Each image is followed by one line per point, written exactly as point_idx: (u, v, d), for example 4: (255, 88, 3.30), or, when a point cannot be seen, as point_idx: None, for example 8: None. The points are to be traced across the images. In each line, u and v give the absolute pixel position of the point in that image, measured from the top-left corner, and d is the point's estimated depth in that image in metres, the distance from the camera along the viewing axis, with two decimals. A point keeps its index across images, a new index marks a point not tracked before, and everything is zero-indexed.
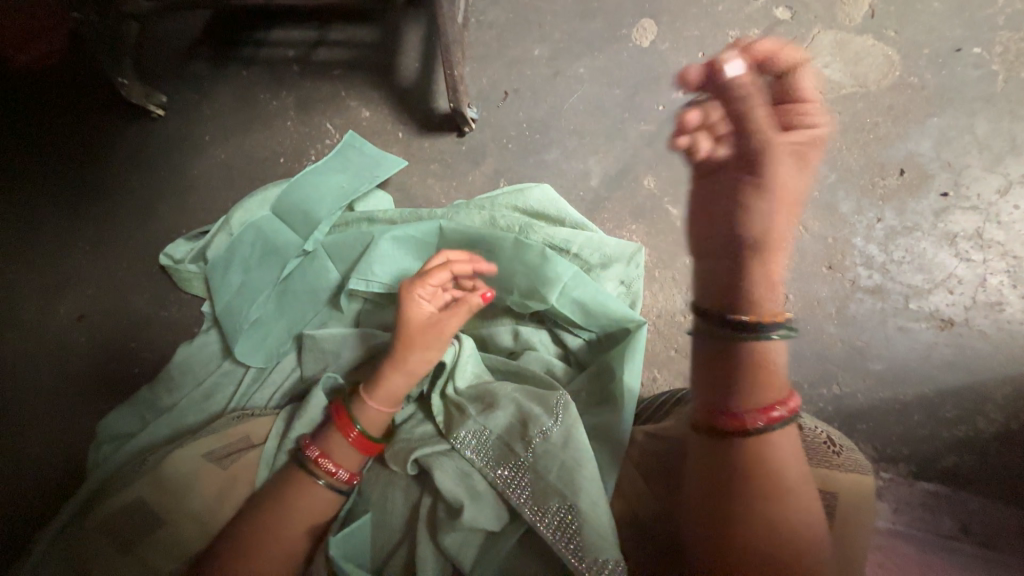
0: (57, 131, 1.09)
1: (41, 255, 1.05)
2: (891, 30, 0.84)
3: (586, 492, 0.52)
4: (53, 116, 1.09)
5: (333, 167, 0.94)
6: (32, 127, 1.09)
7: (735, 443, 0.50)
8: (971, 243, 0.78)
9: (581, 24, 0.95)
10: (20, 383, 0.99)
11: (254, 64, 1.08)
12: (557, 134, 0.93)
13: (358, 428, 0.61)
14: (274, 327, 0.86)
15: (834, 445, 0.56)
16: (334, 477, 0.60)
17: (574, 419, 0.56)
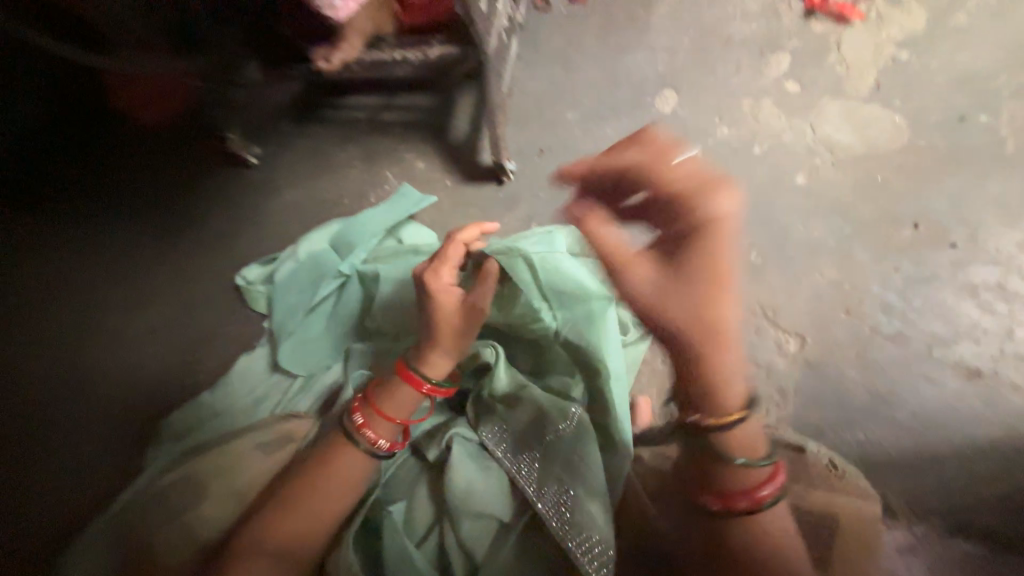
0: (168, 175, 1.31)
1: (139, 273, 1.24)
2: (897, 100, 0.92)
3: (585, 489, 0.61)
4: (166, 160, 1.31)
5: (388, 209, 1.08)
6: (148, 167, 1.31)
7: (714, 520, 0.51)
8: (993, 294, 0.79)
9: (610, 93, 1.09)
10: (108, 382, 1.15)
11: (331, 124, 1.28)
12: (585, 184, 1.04)
13: (428, 382, 0.68)
14: (323, 343, 0.97)
15: (835, 469, 0.59)
16: (369, 442, 0.66)
17: (585, 426, 0.66)
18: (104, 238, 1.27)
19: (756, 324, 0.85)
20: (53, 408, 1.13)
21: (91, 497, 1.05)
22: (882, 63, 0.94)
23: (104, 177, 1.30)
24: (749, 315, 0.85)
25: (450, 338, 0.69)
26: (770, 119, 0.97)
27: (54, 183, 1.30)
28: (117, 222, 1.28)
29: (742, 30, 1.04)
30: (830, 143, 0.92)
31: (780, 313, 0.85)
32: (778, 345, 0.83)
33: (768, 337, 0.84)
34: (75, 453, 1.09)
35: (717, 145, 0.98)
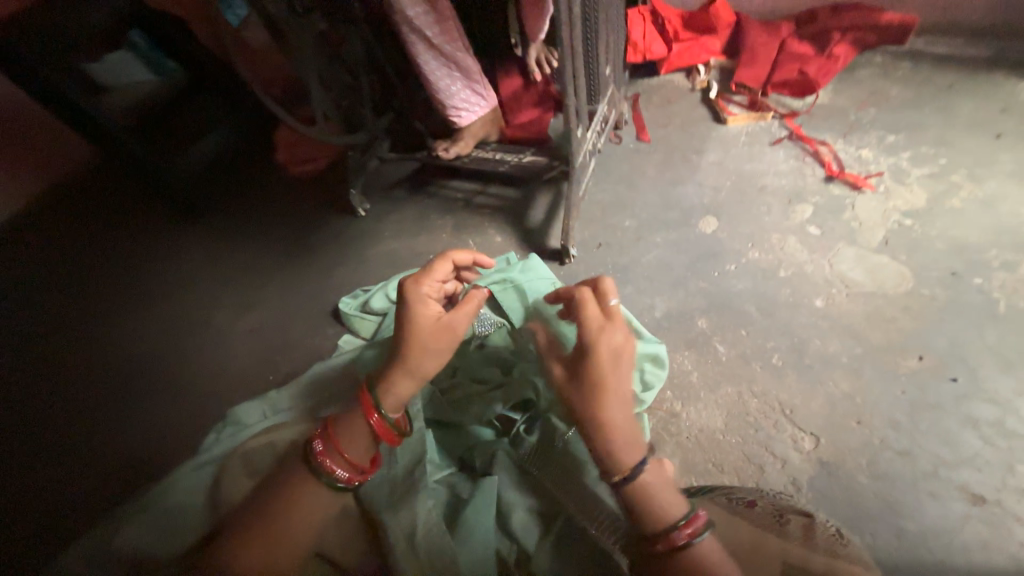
0: (292, 213, 1.64)
1: (248, 283, 1.50)
2: (902, 254, 1.11)
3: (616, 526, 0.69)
4: (297, 204, 1.66)
5: None
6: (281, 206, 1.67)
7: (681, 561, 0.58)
8: (994, 430, 0.89)
9: (663, 210, 1.34)
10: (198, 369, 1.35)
11: (432, 197, 1.60)
12: (634, 276, 1.25)
13: (380, 412, 0.73)
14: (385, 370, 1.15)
15: (840, 537, 0.65)
16: (338, 476, 0.69)
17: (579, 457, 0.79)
18: (229, 252, 1.57)
19: (772, 417, 0.97)
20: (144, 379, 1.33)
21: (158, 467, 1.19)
22: (889, 224, 1.16)
23: (242, 209, 1.67)
24: (767, 409, 0.98)
25: (419, 361, 0.75)
26: (794, 252, 1.18)
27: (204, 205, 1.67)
28: (244, 242, 1.59)
29: (774, 182, 1.31)
30: (844, 278, 1.11)
31: (796, 413, 0.97)
32: (793, 441, 0.94)
33: (784, 432, 0.95)
34: (155, 425, 1.26)
35: (748, 264, 1.19)
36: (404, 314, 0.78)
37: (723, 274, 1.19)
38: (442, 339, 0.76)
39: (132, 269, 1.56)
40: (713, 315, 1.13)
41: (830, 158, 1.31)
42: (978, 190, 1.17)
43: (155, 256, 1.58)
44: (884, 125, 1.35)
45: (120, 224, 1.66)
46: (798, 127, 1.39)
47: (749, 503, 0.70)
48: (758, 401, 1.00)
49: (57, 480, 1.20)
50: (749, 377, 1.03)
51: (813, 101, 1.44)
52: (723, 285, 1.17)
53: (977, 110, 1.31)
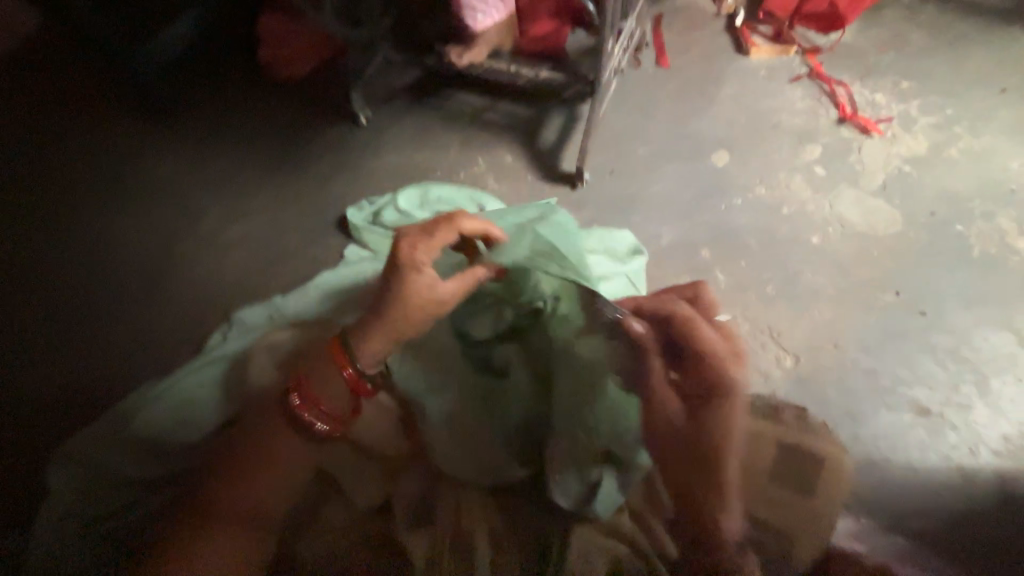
0: (282, 117, 1.54)
1: (240, 186, 1.44)
2: (896, 199, 1.18)
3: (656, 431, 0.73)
4: (287, 104, 1.55)
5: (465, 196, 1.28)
6: (271, 105, 1.55)
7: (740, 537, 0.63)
8: (947, 356, 1.01)
9: (677, 140, 1.34)
10: (193, 272, 1.32)
11: (439, 109, 1.52)
12: (643, 204, 1.27)
13: (353, 367, 0.75)
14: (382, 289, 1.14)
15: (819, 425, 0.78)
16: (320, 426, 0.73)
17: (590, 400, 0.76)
18: (216, 151, 1.48)
19: (760, 339, 1.06)
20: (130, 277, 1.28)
21: (164, 363, 1.21)
22: (889, 170, 1.21)
23: (224, 108, 1.55)
24: (756, 332, 1.07)
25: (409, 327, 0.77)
26: (798, 190, 1.22)
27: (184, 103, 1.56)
28: (232, 143, 1.50)
29: (788, 120, 1.32)
30: (840, 218, 1.17)
31: (781, 336, 1.06)
32: (776, 360, 1.04)
33: (770, 352, 1.05)
34: (155, 323, 1.26)
35: (753, 199, 1.23)
36: (399, 287, 0.75)
37: (729, 208, 1.23)
38: (433, 309, 0.77)
39: (110, 168, 1.47)
40: (715, 246, 1.18)
41: (845, 100, 1.32)
42: (975, 143, 1.22)
43: (133, 153, 1.48)
44: (900, 70, 1.35)
45: (87, 115, 1.53)
46: (818, 65, 1.38)
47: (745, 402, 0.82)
48: (748, 325, 1.08)
49: (59, 370, 1.22)
50: (742, 304, 1.11)
51: (837, 39, 1.42)
52: (728, 218, 1.21)
53: (988, 63, 1.33)
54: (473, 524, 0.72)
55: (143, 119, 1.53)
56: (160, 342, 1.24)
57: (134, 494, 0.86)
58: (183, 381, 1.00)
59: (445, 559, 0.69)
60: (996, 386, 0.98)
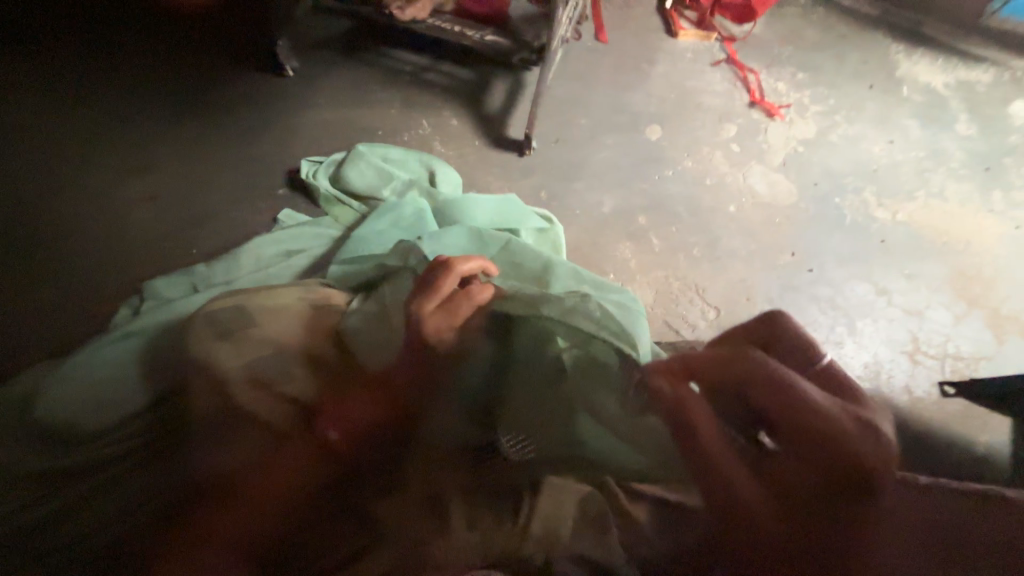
0: (193, 64, 1.37)
1: (146, 139, 1.27)
2: (793, 175, 1.38)
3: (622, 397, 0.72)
4: (199, 49, 1.39)
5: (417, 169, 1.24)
6: (181, 50, 1.39)
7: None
8: (827, 304, 1.23)
9: (616, 113, 1.42)
10: (89, 235, 1.14)
11: (378, 66, 1.43)
12: (587, 173, 1.34)
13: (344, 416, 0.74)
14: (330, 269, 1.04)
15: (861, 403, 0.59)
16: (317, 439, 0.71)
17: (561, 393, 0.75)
18: (116, 98, 1.32)
19: (688, 295, 1.21)
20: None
21: (57, 340, 1.04)
22: (788, 149, 1.41)
23: (124, 56, 1.38)
24: (685, 289, 1.21)
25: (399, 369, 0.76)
26: (718, 164, 1.37)
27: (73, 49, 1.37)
28: (135, 92, 1.33)
29: (710, 101, 1.46)
30: (751, 190, 1.35)
31: (705, 292, 1.21)
32: (701, 312, 1.19)
33: (696, 306, 1.19)
34: (40, 293, 1.07)
35: (682, 171, 1.36)
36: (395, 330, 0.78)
37: (661, 178, 1.35)
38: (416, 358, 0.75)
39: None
40: (650, 213, 1.30)
41: (755, 86, 1.49)
42: (850, 130, 1.47)
43: (11, 103, 1.28)
44: (797, 63, 1.56)
45: None
46: (733, 53, 1.54)
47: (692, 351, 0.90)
48: (679, 283, 1.22)
49: None
50: (674, 264, 1.24)
51: (749, 29, 1.59)
52: (661, 188, 1.33)
53: (862, 63, 1.59)
54: (447, 481, 0.71)
55: (24, 65, 1.34)
56: (49, 316, 1.06)
57: (43, 487, 0.75)
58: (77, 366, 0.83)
59: (422, 515, 0.69)
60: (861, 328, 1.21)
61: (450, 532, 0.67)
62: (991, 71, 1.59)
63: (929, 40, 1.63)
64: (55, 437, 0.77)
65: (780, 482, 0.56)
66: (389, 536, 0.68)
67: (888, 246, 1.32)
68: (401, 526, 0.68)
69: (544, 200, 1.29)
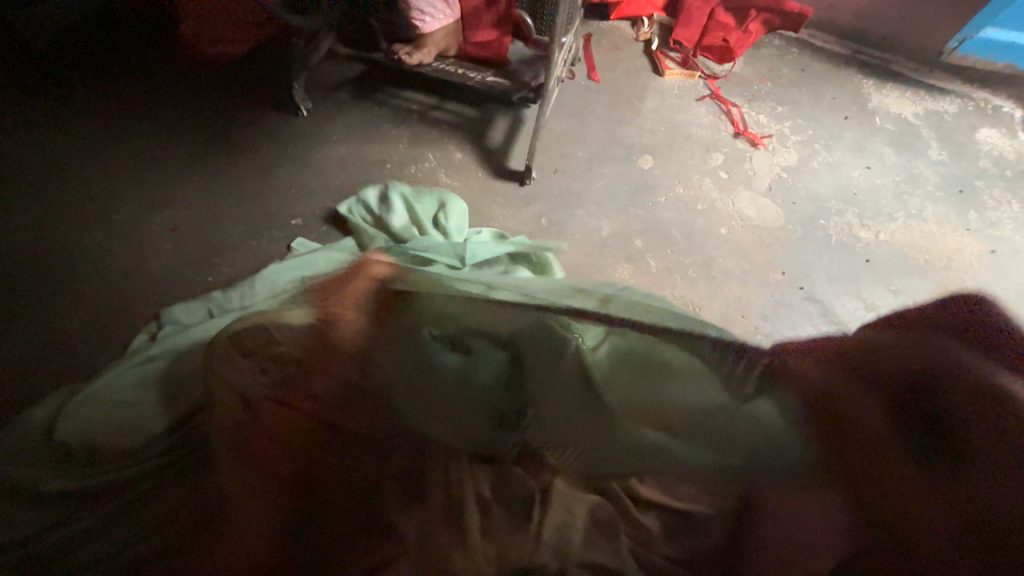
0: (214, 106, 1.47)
1: (166, 177, 1.35)
2: (779, 199, 1.46)
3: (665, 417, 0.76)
4: (215, 93, 1.50)
5: (436, 205, 1.30)
6: (199, 94, 1.49)
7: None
8: (820, 320, 1.28)
9: (609, 145, 1.52)
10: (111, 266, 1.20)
11: (386, 105, 1.54)
12: (585, 200, 1.42)
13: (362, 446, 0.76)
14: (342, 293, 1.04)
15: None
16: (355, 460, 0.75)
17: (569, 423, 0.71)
18: (139, 140, 1.41)
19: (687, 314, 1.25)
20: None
21: (75, 366, 1.07)
22: (773, 176, 1.50)
23: (146, 100, 1.48)
24: (682, 308, 1.26)
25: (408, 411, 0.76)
26: (707, 190, 1.46)
27: (98, 93, 1.47)
28: (156, 133, 1.42)
29: (697, 133, 1.56)
30: (739, 213, 1.43)
31: (702, 311, 1.26)
32: None
33: None
34: (65, 323, 1.12)
35: (674, 197, 1.44)
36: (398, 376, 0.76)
37: (654, 204, 1.42)
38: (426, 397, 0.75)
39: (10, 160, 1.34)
40: (646, 237, 1.37)
41: (739, 118, 1.60)
42: (830, 157, 1.56)
43: (40, 146, 1.37)
44: (776, 97, 1.68)
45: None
46: (717, 89, 1.66)
47: None
48: (676, 302, 1.27)
49: None
50: (670, 284, 1.30)
51: (730, 68, 1.71)
52: (654, 213, 1.41)
53: (837, 96, 1.70)
54: (462, 496, 0.72)
55: (53, 111, 1.43)
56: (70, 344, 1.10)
57: (75, 506, 0.79)
58: (116, 390, 0.90)
59: (437, 530, 0.71)
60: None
61: (465, 547, 0.69)
62: (957, 103, 1.71)
63: (897, 76, 1.76)
64: (88, 459, 0.82)
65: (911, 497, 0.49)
66: (404, 549, 0.71)
67: (873, 264, 1.38)
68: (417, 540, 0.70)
69: (544, 226, 1.37)
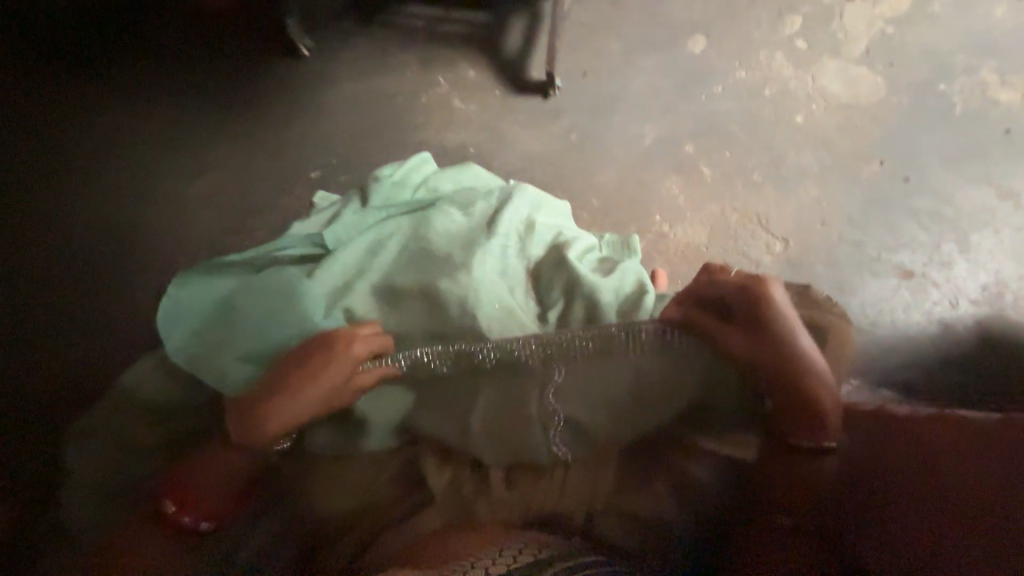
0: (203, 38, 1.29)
1: (181, 142, 1.28)
2: (882, 64, 1.14)
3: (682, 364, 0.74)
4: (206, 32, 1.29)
5: (452, 175, 1.15)
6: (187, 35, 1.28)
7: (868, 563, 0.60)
8: (930, 218, 1.03)
9: (650, 30, 1.24)
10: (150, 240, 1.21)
11: (388, 26, 1.36)
12: (623, 105, 1.20)
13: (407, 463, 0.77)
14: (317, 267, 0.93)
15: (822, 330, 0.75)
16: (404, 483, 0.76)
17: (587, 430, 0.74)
18: (137, 100, 1.25)
19: (750, 228, 1.06)
20: (71, 246, 1.13)
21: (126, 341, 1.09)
22: (875, 34, 1.15)
23: (119, 29, 1.24)
24: (746, 221, 1.07)
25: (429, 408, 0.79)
26: (781, 68, 1.16)
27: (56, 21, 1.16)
28: (152, 91, 1.26)
29: None
30: (824, 92, 1.14)
31: (771, 222, 1.06)
32: (766, 246, 1.05)
33: (759, 239, 1.05)
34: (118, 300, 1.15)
35: (735, 84, 1.17)
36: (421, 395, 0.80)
37: (711, 97, 1.17)
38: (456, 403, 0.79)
39: None
40: (699, 139, 1.15)
41: None
42: None
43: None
44: None
45: None
46: None
47: None
48: (738, 215, 1.08)
49: None
50: (731, 194, 1.09)
51: None
52: (710, 108, 1.16)
53: None
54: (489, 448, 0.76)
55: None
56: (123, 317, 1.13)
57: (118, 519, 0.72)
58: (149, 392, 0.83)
59: (468, 477, 0.75)
60: (975, 243, 1.00)
61: (493, 495, 0.74)
62: None
63: None
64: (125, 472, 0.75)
65: (886, 472, 0.65)
66: (434, 501, 0.74)
67: (1016, 135, 1.06)
68: (450, 487, 0.75)
69: (575, 143, 1.19)
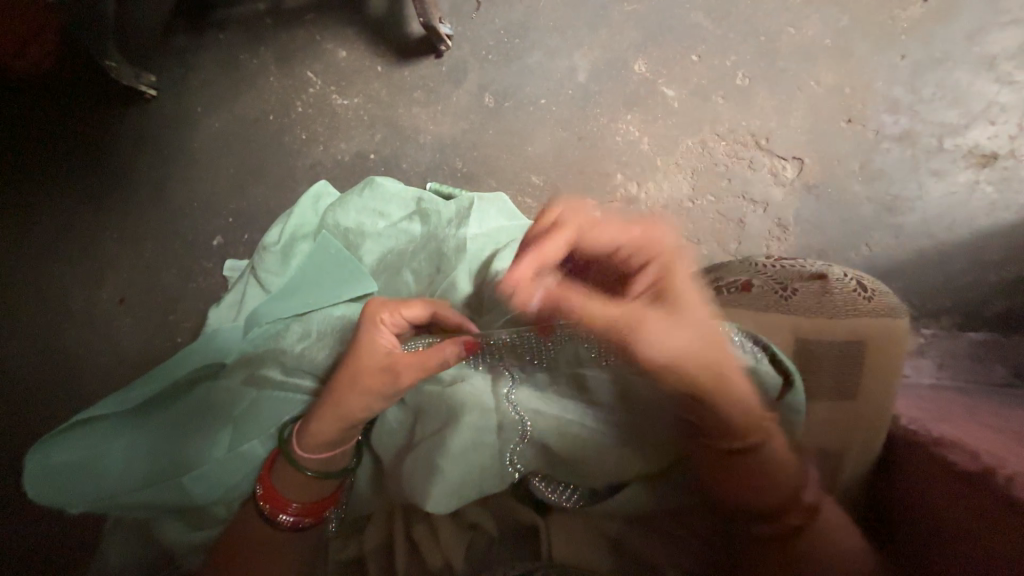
0: (44, 131, 1.04)
1: (47, 251, 1.02)
2: None
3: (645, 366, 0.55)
4: (47, 114, 1.04)
5: (359, 204, 0.89)
6: (26, 122, 1.04)
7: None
8: (1009, 63, 0.84)
9: None
10: (77, 374, 0.99)
11: (228, 26, 1.06)
12: (537, 34, 0.95)
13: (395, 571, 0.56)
14: (233, 352, 0.75)
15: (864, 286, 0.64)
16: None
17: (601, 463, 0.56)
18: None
19: (749, 154, 0.88)
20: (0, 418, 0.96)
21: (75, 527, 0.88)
22: None
23: None
24: (738, 148, 0.88)
25: (348, 402, 0.61)
26: None
27: None
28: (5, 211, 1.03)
29: None
30: None
31: (773, 138, 0.88)
32: (773, 175, 0.88)
33: (761, 169, 0.88)
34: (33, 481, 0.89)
35: None
36: (349, 395, 0.60)
37: None
38: (379, 382, 0.60)
39: None
40: (652, 51, 0.92)
41: None
42: None
43: None
44: None
45: None
46: None
47: (745, 286, 0.65)
48: (726, 143, 0.89)
49: None
50: (712, 117, 0.89)
51: None
52: None
53: None
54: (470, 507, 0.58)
55: None
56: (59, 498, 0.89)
57: None
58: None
59: (476, 545, 0.57)
60: (983, 104, 0.84)
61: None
62: None
63: None
64: None
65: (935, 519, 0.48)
66: None
67: None
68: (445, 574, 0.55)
69: (491, 110, 0.95)
